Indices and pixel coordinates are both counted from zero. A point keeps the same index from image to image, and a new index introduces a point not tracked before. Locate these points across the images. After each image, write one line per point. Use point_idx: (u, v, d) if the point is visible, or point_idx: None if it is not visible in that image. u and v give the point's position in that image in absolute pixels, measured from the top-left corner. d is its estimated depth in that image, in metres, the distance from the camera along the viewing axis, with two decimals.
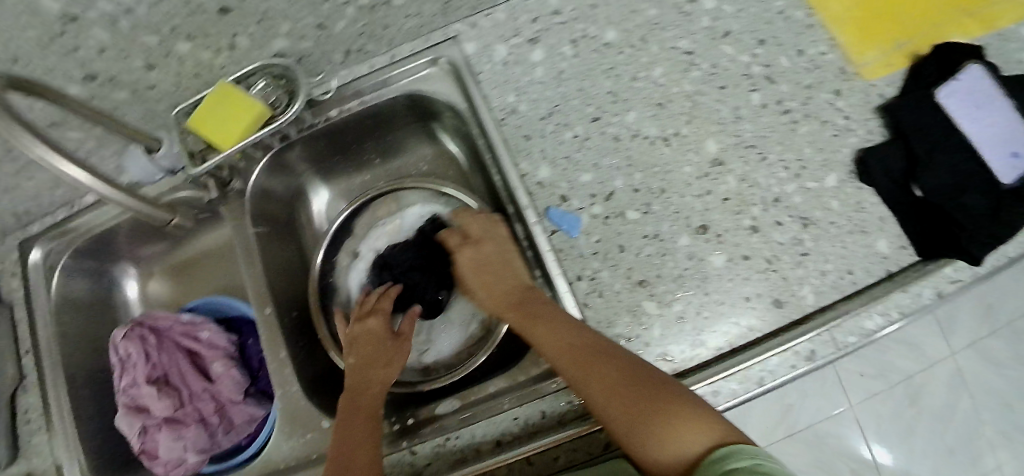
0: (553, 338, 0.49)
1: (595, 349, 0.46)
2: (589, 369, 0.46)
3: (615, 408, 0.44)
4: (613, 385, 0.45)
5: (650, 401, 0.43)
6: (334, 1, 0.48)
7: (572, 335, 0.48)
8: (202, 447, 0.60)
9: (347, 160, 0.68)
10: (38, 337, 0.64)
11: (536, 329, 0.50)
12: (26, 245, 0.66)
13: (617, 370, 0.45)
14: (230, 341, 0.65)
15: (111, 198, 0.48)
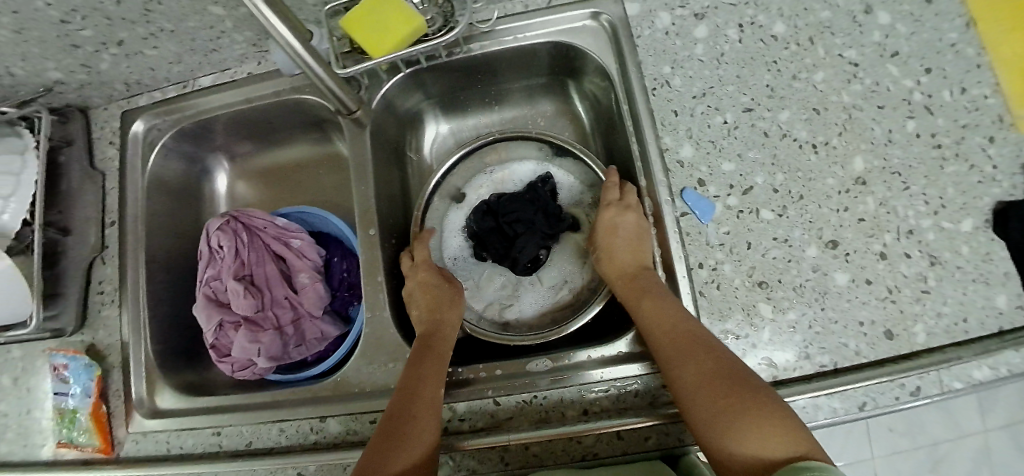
0: (656, 317, 0.48)
1: (700, 338, 0.45)
2: (685, 353, 0.45)
3: (700, 398, 0.43)
4: (704, 374, 0.43)
5: (740, 401, 0.41)
6: None
7: (676, 318, 0.47)
8: (274, 355, 0.59)
9: (471, 98, 0.69)
10: (126, 211, 0.63)
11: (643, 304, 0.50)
12: (131, 114, 0.65)
13: (714, 362, 0.44)
14: (319, 255, 0.64)
15: (310, 67, 0.48)
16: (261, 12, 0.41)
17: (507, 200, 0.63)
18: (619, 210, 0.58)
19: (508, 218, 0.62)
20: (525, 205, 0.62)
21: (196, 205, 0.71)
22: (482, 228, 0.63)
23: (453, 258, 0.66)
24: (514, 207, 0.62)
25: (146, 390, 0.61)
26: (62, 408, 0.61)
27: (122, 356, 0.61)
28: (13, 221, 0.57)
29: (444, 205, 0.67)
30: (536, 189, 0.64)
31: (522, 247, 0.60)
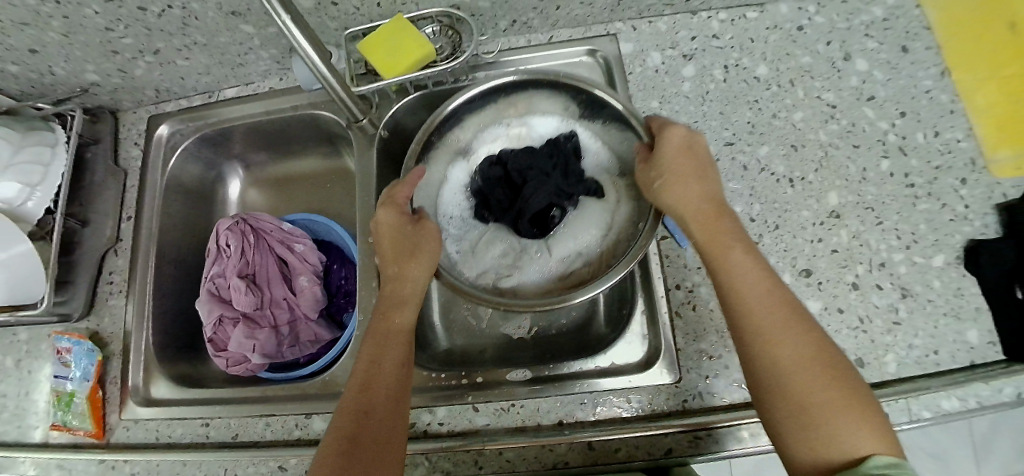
0: (746, 282, 0.44)
1: (795, 315, 0.42)
2: (783, 328, 0.41)
3: (794, 379, 0.39)
4: (797, 356, 0.40)
5: (835, 390, 0.39)
6: None
7: (768, 290, 0.43)
8: (268, 353, 0.61)
9: None
10: (144, 206, 0.67)
11: (728, 262, 0.45)
12: (157, 119, 0.69)
13: (808, 343, 0.41)
14: (320, 260, 0.67)
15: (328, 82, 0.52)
16: (292, 34, 0.44)
17: (520, 152, 0.58)
18: (690, 143, 0.50)
19: (519, 169, 0.57)
20: (538, 158, 0.57)
21: (208, 207, 0.75)
22: (488, 182, 0.60)
23: (448, 216, 0.63)
24: (524, 159, 0.57)
25: (142, 378, 0.63)
26: (61, 390, 0.62)
27: (124, 344, 0.64)
28: (37, 208, 0.61)
29: (448, 158, 0.64)
30: (559, 146, 0.59)
31: (528, 199, 0.54)
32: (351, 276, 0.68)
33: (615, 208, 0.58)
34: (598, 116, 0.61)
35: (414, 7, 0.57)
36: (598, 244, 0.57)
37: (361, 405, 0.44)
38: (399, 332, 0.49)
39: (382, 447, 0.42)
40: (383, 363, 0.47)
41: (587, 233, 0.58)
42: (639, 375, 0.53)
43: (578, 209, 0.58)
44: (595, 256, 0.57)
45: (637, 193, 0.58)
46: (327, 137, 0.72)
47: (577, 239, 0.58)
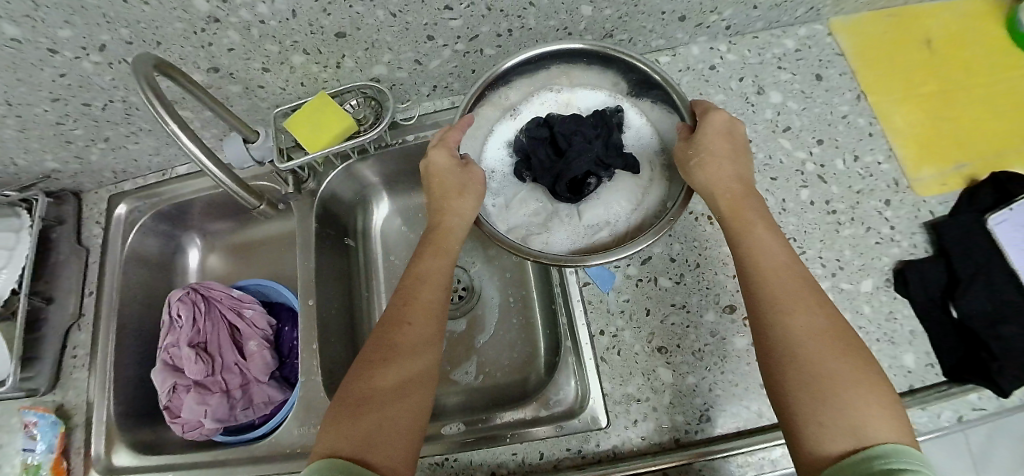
0: (768, 257, 0.45)
1: (818, 293, 0.43)
2: (804, 300, 0.42)
3: (811, 346, 0.39)
4: (815, 327, 0.40)
5: (850, 363, 0.39)
6: (434, 41, 0.57)
7: (792, 267, 0.44)
8: (220, 417, 0.63)
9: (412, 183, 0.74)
10: (104, 282, 0.70)
11: (751, 238, 0.46)
12: (116, 198, 0.73)
13: (829, 317, 0.41)
14: (270, 323, 0.70)
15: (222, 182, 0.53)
16: (183, 141, 0.47)
17: (571, 117, 0.54)
18: (723, 131, 0.50)
19: (566, 133, 0.53)
20: (585, 123, 0.53)
21: (169, 275, 0.78)
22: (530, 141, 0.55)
23: (489, 172, 0.59)
24: (576, 124, 0.53)
25: (104, 446, 0.65)
26: (26, 463, 0.64)
27: (87, 415, 0.67)
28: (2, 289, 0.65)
29: (495, 115, 0.59)
30: (606, 117, 0.55)
31: (571, 163, 0.51)
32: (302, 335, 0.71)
33: (648, 187, 0.55)
34: (647, 96, 0.56)
35: (337, 82, 0.61)
36: (633, 217, 0.54)
37: (387, 357, 0.46)
38: (434, 288, 0.51)
39: (399, 406, 0.44)
40: (410, 319, 0.48)
41: (621, 200, 0.55)
42: (565, 421, 0.54)
43: (614, 180, 0.56)
44: (624, 230, 0.54)
45: (672, 173, 0.55)
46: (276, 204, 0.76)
47: (611, 209, 0.55)
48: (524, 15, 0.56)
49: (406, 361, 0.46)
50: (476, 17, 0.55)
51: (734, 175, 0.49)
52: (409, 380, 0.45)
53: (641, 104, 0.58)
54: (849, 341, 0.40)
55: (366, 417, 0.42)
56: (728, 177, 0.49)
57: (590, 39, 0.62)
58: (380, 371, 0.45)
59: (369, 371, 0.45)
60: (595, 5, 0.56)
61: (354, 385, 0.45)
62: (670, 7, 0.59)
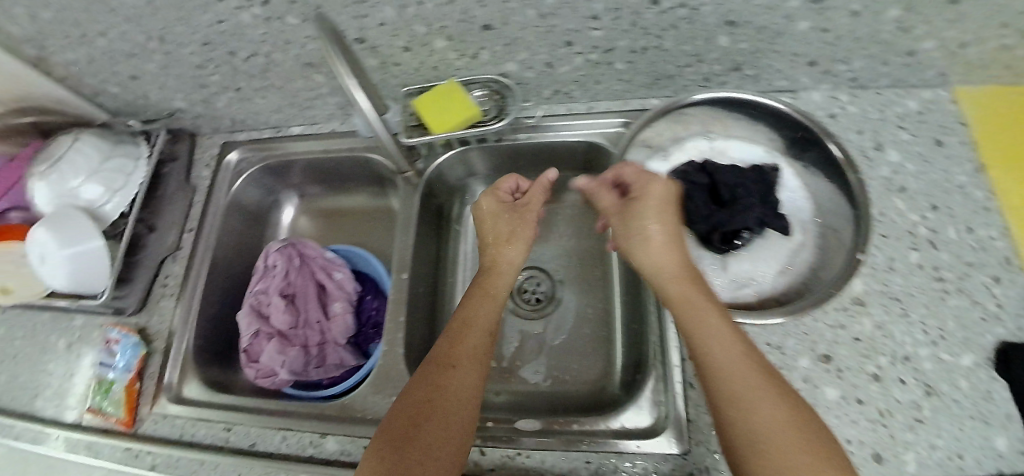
0: (715, 340, 0.44)
1: (766, 372, 0.42)
2: (737, 377, 0.41)
3: (767, 434, 0.38)
4: (760, 411, 0.39)
5: (795, 446, 0.37)
6: (570, 47, 0.59)
7: (728, 346, 0.43)
8: (295, 370, 0.65)
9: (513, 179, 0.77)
10: (206, 222, 0.74)
11: (713, 325, 0.44)
12: (231, 145, 0.78)
13: (763, 392, 0.40)
14: (355, 290, 0.72)
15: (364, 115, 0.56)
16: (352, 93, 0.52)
17: (732, 167, 0.55)
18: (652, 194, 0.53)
19: (731, 185, 0.53)
20: (748, 177, 0.54)
21: (261, 228, 0.81)
22: (687, 185, 0.56)
23: (637, 207, 0.60)
24: (740, 177, 0.54)
25: (177, 376, 0.68)
26: (103, 376, 0.67)
27: (167, 342, 0.69)
28: (114, 211, 0.69)
29: (648, 154, 0.62)
30: (765, 173, 0.55)
31: (731, 216, 0.51)
32: (381, 306, 0.73)
33: (799, 249, 0.55)
34: (802, 157, 0.59)
35: (467, 72, 0.63)
36: (779, 280, 0.54)
37: (433, 409, 0.48)
38: (478, 346, 0.54)
39: (438, 450, 0.46)
40: (455, 371, 0.51)
41: (769, 261, 0.55)
42: (648, 436, 0.53)
43: (765, 238, 0.56)
44: (770, 293, 0.54)
45: (823, 241, 0.55)
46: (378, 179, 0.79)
47: (758, 268, 0.55)
48: (664, 35, 0.57)
49: (445, 411, 0.48)
50: (618, 30, 0.56)
51: (682, 283, 0.48)
52: (441, 422, 0.47)
53: (795, 165, 0.60)
54: (789, 414, 0.39)
55: (408, 455, 0.44)
56: (688, 290, 0.48)
57: (718, 69, 0.62)
58: (421, 423, 0.47)
59: (411, 421, 0.47)
60: (734, 36, 0.57)
61: (394, 427, 0.47)
62: (805, 50, 0.59)
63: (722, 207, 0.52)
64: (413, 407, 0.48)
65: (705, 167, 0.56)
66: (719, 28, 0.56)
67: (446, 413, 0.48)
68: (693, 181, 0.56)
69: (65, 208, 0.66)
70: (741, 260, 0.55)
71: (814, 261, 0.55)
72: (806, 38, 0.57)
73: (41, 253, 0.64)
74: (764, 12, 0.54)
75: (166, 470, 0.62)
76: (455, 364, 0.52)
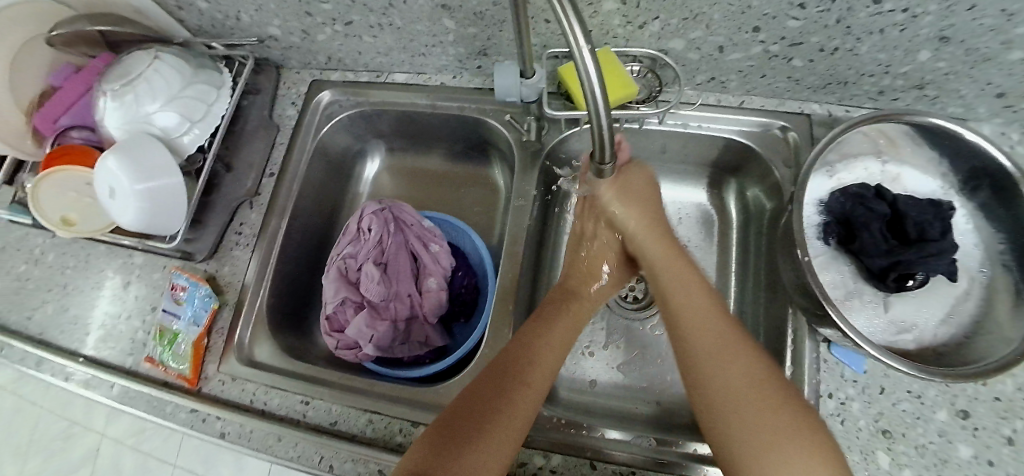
0: (716, 375, 0.45)
1: (772, 379, 0.44)
2: (744, 410, 0.42)
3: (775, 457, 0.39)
4: (769, 431, 0.41)
5: (809, 466, 0.38)
6: (756, 34, 0.52)
7: (732, 363, 0.45)
8: (381, 346, 0.60)
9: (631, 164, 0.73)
10: (289, 166, 0.68)
11: (726, 348, 0.46)
12: (323, 83, 0.72)
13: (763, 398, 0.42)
14: (450, 264, 0.66)
15: (599, 139, 0.38)
16: (591, 86, 0.33)
17: (922, 203, 0.51)
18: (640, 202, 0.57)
19: (918, 222, 0.49)
20: (938, 215, 0.50)
21: (343, 180, 0.77)
22: (864, 211, 0.52)
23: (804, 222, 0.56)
24: (928, 213, 0.50)
25: (248, 336, 0.62)
26: (166, 327, 0.62)
27: (239, 297, 0.63)
28: (190, 145, 0.61)
29: (817, 166, 0.57)
30: (948, 208, 0.51)
31: (924, 259, 0.47)
32: (471, 285, 0.68)
33: (964, 299, 0.51)
34: (974, 197, 0.54)
35: (625, 42, 0.57)
36: (943, 331, 0.51)
37: (481, 413, 0.45)
38: (546, 377, 0.50)
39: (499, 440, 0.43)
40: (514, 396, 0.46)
41: (933, 308, 0.51)
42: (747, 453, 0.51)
43: (932, 283, 0.52)
44: (931, 342, 0.51)
45: (994, 295, 0.50)
46: (482, 144, 0.72)
47: (922, 314, 0.51)
48: (864, 38, 0.50)
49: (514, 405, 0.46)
50: (818, 25, 0.49)
51: (712, 308, 0.50)
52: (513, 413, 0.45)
53: (967, 205, 0.54)
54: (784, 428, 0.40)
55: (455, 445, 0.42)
56: (706, 314, 0.50)
57: (900, 84, 0.56)
58: (474, 434, 0.43)
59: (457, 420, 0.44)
60: (939, 53, 0.50)
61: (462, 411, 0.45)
62: (1003, 80, 0.51)
63: (906, 245, 0.49)
64: (465, 414, 0.45)
65: (886, 196, 0.52)
66: (928, 43, 0.49)
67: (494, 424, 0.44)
68: (872, 210, 0.52)
69: (137, 136, 0.57)
70: (901, 301, 0.52)
71: (981, 314, 0.50)
72: (1011, 69, 0.49)
73: (111, 184, 0.56)
74: (988, 34, 0.46)
75: (235, 440, 0.56)
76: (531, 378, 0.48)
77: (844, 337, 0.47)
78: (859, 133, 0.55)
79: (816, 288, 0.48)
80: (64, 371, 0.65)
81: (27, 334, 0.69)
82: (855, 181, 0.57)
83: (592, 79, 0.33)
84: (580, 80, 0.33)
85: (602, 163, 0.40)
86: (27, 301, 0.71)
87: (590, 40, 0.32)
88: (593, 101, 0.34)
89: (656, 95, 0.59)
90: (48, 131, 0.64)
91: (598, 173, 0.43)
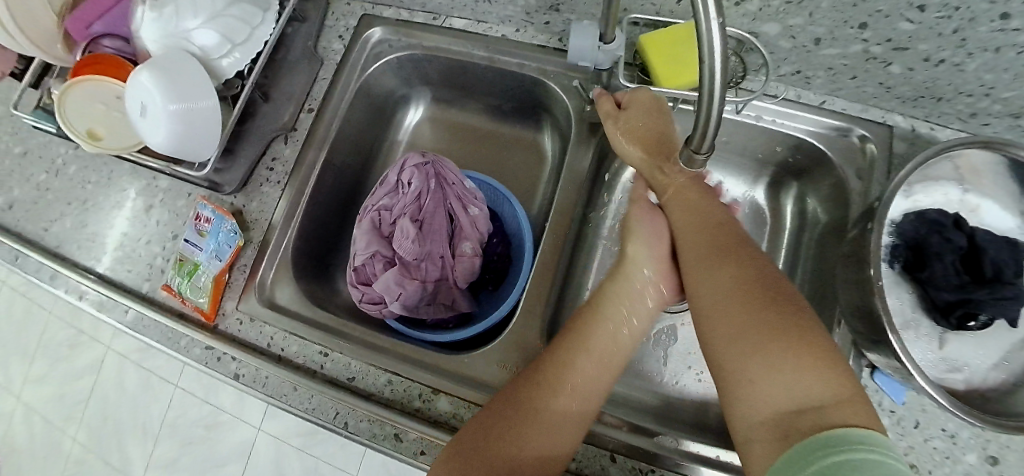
0: (705, 290, 0.41)
1: (765, 303, 0.37)
2: (729, 330, 0.38)
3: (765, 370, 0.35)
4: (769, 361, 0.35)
5: (796, 369, 0.34)
6: (861, 31, 0.47)
7: (722, 287, 0.40)
8: (408, 305, 0.58)
9: None
10: (330, 104, 0.64)
11: (707, 274, 0.41)
12: (373, 19, 0.67)
13: (749, 311, 0.37)
14: (487, 230, 0.63)
15: (702, 126, 0.34)
16: (711, 64, 0.29)
17: (1003, 240, 0.48)
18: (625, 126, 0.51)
19: (997, 261, 0.46)
20: (1019, 257, 0.47)
21: (383, 125, 0.73)
22: (939, 242, 0.49)
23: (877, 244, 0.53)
24: (1006, 252, 0.47)
25: (271, 277, 0.60)
26: (187, 257, 0.60)
27: (266, 235, 0.61)
28: (228, 69, 0.57)
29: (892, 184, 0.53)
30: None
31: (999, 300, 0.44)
32: (505, 254, 0.65)
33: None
34: None
35: (714, 18, 0.52)
36: (995, 376, 0.48)
37: (513, 427, 0.42)
38: (598, 376, 0.45)
39: (548, 446, 0.41)
40: (566, 384, 0.44)
41: (988, 351, 0.49)
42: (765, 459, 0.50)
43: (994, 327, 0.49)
44: (981, 386, 0.48)
45: None
46: (534, 107, 0.68)
47: (977, 356, 0.49)
48: (978, 55, 0.45)
49: (568, 402, 0.43)
50: (931, 32, 0.45)
51: (706, 232, 0.44)
52: (562, 419, 0.42)
53: None
54: (791, 335, 0.35)
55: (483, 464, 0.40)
56: (697, 240, 0.44)
57: (1000, 108, 0.51)
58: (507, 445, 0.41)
59: (485, 438, 0.41)
60: None
61: (506, 409, 0.43)
62: None
63: (979, 283, 0.46)
64: (492, 425, 0.42)
65: (964, 230, 0.49)
66: None
67: (531, 445, 0.41)
68: (949, 243, 0.49)
69: (177, 52, 0.54)
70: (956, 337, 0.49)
71: None
72: None
73: (143, 101, 0.53)
74: None
75: (250, 382, 0.56)
76: (587, 349, 0.45)
77: (897, 368, 0.45)
78: (948, 158, 0.52)
79: (880, 314, 0.45)
80: (78, 289, 0.63)
81: (45, 244, 0.67)
82: (931, 205, 0.53)
83: (715, 58, 0.29)
84: (700, 56, 0.30)
85: (695, 152, 0.37)
86: (46, 210, 0.69)
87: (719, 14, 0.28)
88: (707, 85, 0.31)
89: (739, 83, 0.56)
90: (80, 36, 0.60)
91: (687, 163, 0.39)
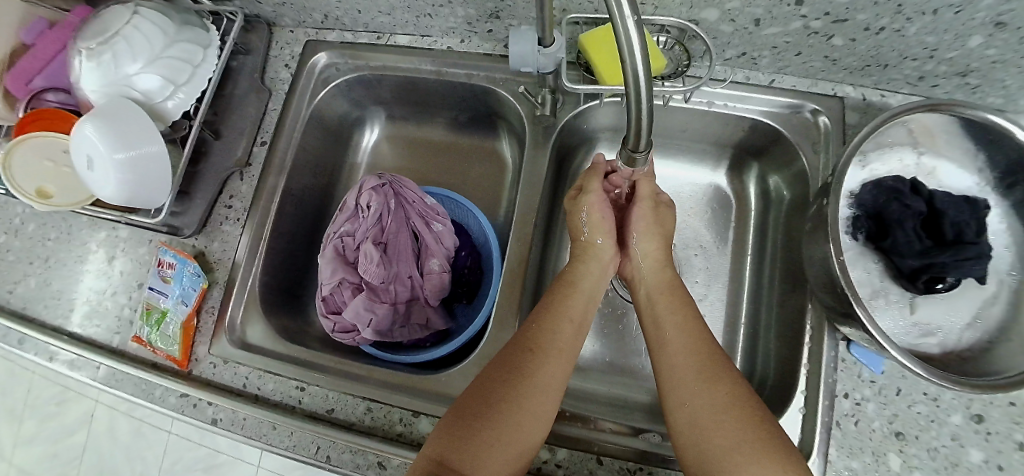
0: (688, 386, 0.42)
1: (751, 417, 0.39)
2: (727, 436, 0.38)
3: (728, 455, 0.37)
4: (730, 449, 0.38)
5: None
6: (798, 8, 0.47)
7: (711, 390, 0.41)
8: (380, 330, 0.58)
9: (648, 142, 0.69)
10: (282, 134, 0.63)
11: (689, 370, 0.43)
12: (318, 44, 0.66)
13: (736, 417, 0.39)
14: (454, 245, 0.63)
15: (637, 124, 0.34)
16: (632, 63, 0.29)
17: (961, 200, 0.48)
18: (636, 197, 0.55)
19: (956, 222, 0.46)
20: (978, 214, 0.47)
21: (341, 149, 0.72)
22: (899, 208, 0.49)
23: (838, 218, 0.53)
24: (965, 212, 0.47)
25: (240, 316, 0.59)
26: (153, 305, 0.59)
27: (230, 275, 0.60)
28: (174, 111, 0.56)
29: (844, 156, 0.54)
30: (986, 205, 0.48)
31: (961, 261, 0.45)
32: (475, 267, 0.64)
33: (992, 302, 0.48)
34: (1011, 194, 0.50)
35: (652, 9, 0.52)
36: (967, 335, 0.48)
37: (492, 403, 0.41)
38: (566, 357, 0.45)
39: (523, 417, 0.41)
40: (541, 359, 0.44)
41: (959, 312, 0.49)
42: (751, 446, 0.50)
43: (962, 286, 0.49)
44: (955, 347, 0.48)
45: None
46: (489, 115, 0.67)
47: (949, 317, 0.49)
48: (915, 19, 0.46)
49: (544, 376, 0.43)
50: (865, 1, 0.45)
51: (698, 332, 0.46)
52: (539, 398, 0.42)
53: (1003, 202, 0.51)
54: (771, 447, 0.37)
55: (466, 441, 0.39)
56: (685, 339, 0.45)
57: (943, 69, 0.51)
58: (485, 418, 0.40)
59: (466, 418, 0.40)
60: (992, 39, 0.45)
61: (484, 382, 0.43)
62: None
63: (941, 246, 0.46)
64: (471, 404, 0.41)
65: (922, 195, 0.49)
66: (982, 27, 0.44)
67: (510, 419, 0.40)
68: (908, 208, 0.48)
69: (116, 100, 0.53)
70: (924, 300, 0.49)
71: (1008, 320, 0.48)
72: None
73: (89, 154, 0.52)
74: None
75: (228, 426, 0.54)
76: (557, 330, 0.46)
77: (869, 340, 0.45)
78: (900, 124, 0.52)
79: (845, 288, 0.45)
80: (49, 350, 0.62)
81: (10, 308, 0.66)
82: (888, 173, 0.53)
83: (634, 58, 0.29)
84: (621, 56, 0.29)
85: (634, 151, 0.36)
86: (8, 273, 0.67)
87: (633, 11, 0.27)
88: (633, 84, 0.30)
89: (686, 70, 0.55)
90: (21, 92, 0.59)
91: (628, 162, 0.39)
